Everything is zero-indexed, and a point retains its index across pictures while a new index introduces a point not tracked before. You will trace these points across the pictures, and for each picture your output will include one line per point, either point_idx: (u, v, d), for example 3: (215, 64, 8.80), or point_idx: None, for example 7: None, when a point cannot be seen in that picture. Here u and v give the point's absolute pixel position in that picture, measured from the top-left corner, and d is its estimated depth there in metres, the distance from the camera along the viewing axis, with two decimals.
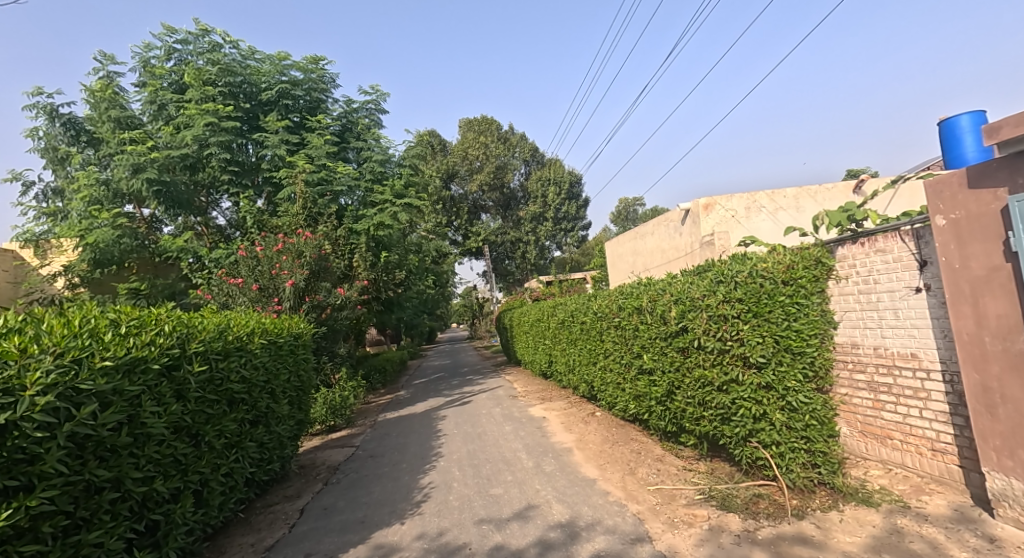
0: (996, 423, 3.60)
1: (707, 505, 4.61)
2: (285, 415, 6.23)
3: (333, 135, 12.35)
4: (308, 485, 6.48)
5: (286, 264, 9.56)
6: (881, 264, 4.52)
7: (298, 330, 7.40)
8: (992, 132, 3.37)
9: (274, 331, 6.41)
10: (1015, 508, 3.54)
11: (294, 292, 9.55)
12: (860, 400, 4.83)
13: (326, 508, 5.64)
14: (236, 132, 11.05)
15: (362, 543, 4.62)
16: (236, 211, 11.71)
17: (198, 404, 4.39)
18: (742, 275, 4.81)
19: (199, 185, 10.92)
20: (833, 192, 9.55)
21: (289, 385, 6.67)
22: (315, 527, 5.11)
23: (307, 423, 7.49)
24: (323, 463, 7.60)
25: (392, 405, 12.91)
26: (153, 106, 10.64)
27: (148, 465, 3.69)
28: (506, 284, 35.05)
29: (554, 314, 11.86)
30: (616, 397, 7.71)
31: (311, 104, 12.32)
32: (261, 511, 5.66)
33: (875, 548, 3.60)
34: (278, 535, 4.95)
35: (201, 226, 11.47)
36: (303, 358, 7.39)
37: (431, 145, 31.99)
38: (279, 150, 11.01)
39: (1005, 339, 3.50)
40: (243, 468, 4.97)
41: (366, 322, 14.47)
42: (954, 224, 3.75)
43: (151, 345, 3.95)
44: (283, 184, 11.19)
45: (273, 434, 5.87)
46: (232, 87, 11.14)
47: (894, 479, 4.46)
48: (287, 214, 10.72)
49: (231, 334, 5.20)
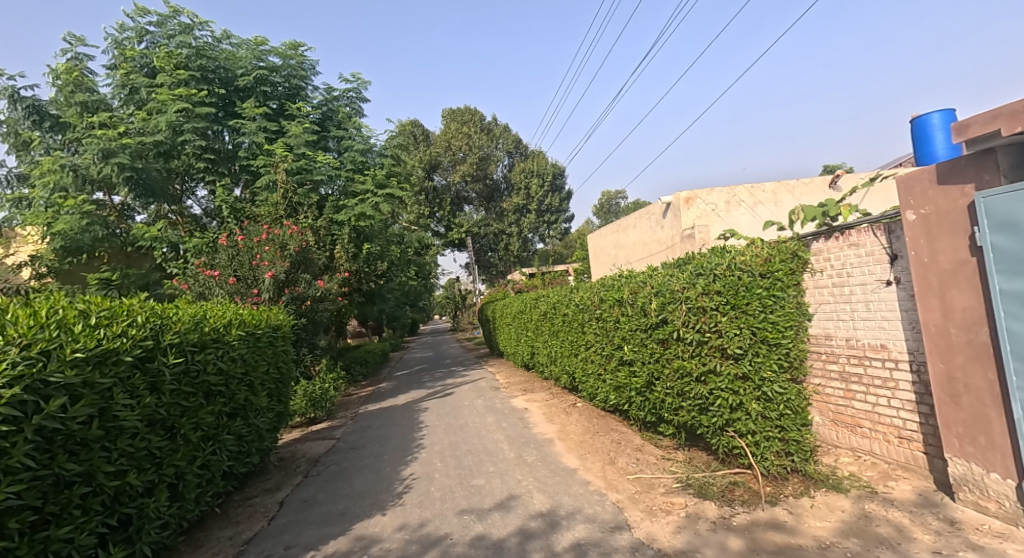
0: (959, 411, 3.73)
1: (685, 493, 4.72)
2: (263, 408, 6.18)
3: (313, 124, 12.18)
4: (288, 477, 6.46)
5: (266, 255, 9.46)
6: (854, 258, 4.64)
7: (277, 321, 7.32)
8: (961, 130, 3.45)
9: (252, 322, 6.32)
10: (974, 493, 3.68)
11: (274, 283, 9.41)
12: (832, 390, 4.99)
13: (305, 500, 5.62)
14: (212, 119, 10.80)
15: (342, 536, 4.62)
16: (211, 200, 11.51)
17: (172, 397, 4.33)
18: (721, 268, 4.89)
19: (173, 172, 10.61)
20: (811, 187, 9.71)
21: (268, 377, 6.60)
22: (294, 519, 5.10)
23: (287, 415, 7.43)
24: (302, 455, 7.56)
25: (374, 397, 12.88)
26: (124, 89, 10.43)
27: (121, 459, 3.64)
28: (490, 276, 35.47)
29: (537, 306, 11.90)
30: (597, 388, 7.79)
31: (291, 91, 12.13)
32: (239, 504, 5.62)
33: (843, 533, 3.72)
34: (256, 528, 4.92)
35: (175, 215, 11.29)
36: (282, 349, 7.32)
37: (413, 134, 31.55)
38: (257, 138, 10.87)
39: (969, 331, 3.62)
40: (220, 461, 4.93)
41: (347, 313, 14.39)
42: (924, 218, 3.85)
43: (122, 336, 3.87)
44: (262, 172, 11.06)
45: (251, 427, 5.82)
46: (206, 71, 10.88)
47: (862, 465, 4.61)
48: (267, 204, 10.52)
49: (208, 325, 5.12)
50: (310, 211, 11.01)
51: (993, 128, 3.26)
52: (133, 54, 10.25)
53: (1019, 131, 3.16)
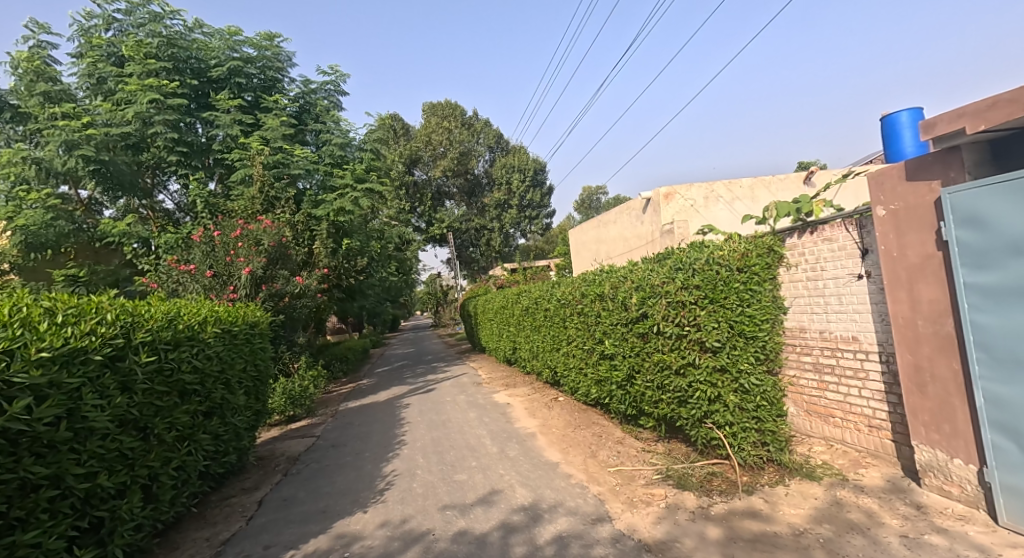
0: (925, 400, 3.86)
1: (665, 485, 4.81)
2: (240, 406, 6.12)
3: (290, 117, 12.00)
4: (267, 476, 6.41)
5: (242, 251, 9.30)
6: (828, 252, 4.76)
7: (254, 318, 7.23)
8: (928, 128, 3.56)
9: (228, 319, 6.24)
10: (938, 478, 3.82)
11: (250, 279, 9.28)
12: (807, 381, 5.13)
13: (285, 499, 5.59)
14: (184, 111, 10.57)
15: (323, 534, 4.62)
16: (184, 194, 11.31)
17: (145, 396, 4.26)
18: (700, 262, 4.96)
19: (143, 165, 10.40)
20: (787, 182, 9.88)
21: (245, 374, 6.52)
22: (274, 518, 5.07)
23: (265, 413, 7.37)
24: (282, 453, 7.51)
25: (355, 394, 12.82)
26: (91, 79, 10.18)
27: (91, 461, 3.59)
28: (471, 271, 35.44)
29: (518, 301, 11.94)
30: (578, 382, 7.87)
31: (267, 83, 11.96)
32: (216, 504, 5.56)
33: (816, 519, 3.83)
34: (234, 529, 4.88)
35: (146, 209, 11.08)
36: (260, 347, 7.24)
37: (393, 129, 31.31)
38: (231, 131, 10.66)
39: (935, 323, 3.74)
40: (196, 461, 4.88)
41: (327, 310, 14.26)
42: (894, 214, 3.97)
43: (91, 334, 3.81)
44: (237, 166, 10.88)
45: (228, 426, 5.76)
46: (177, 61, 10.64)
47: (834, 454, 4.75)
48: (242, 198, 10.37)
49: (182, 323, 5.04)
50: (287, 206, 10.95)
51: (958, 126, 3.37)
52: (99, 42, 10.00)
53: (983, 129, 3.26)
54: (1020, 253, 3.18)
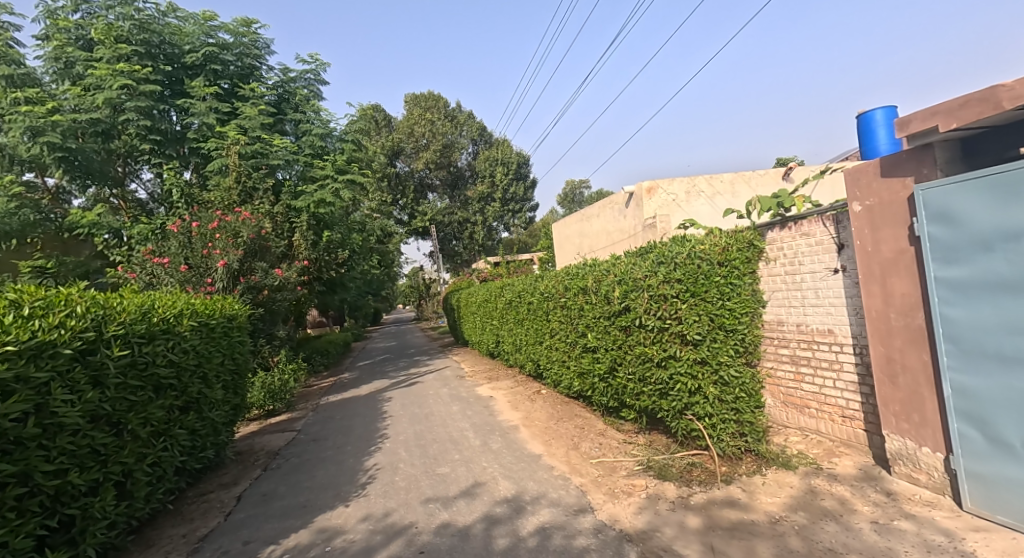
0: (896, 391, 3.97)
1: (645, 475, 4.89)
2: (218, 400, 6.04)
3: (269, 106, 11.81)
4: (246, 471, 6.37)
5: (219, 243, 9.16)
6: (806, 247, 4.86)
7: (232, 311, 7.13)
8: (902, 126, 3.64)
9: (204, 312, 6.15)
10: (907, 466, 3.94)
11: (227, 272, 9.14)
12: (784, 373, 5.26)
13: (265, 494, 5.56)
14: (157, 98, 10.31)
15: (303, 528, 4.61)
16: (158, 184, 11.11)
17: (118, 391, 4.20)
18: (682, 256, 5.02)
19: (114, 153, 10.23)
20: (766, 177, 10.02)
21: (223, 368, 6.45)
22: (253, 514, 5.04)
23: (244, 408, 7.30)
24: (262, 448, 7.46)
25: (337, 387, 12.76)
26: (58, 63, 9.88)
27: (61, 457, 3.54)
28: (454, 264, 35.38)
29: (502, 295, 11.96)
30: (561, 375, 7.93)
31: (243, 70, 11.71)
32: (193, 500, 5.51)
33: (791, 507, 3.94)
34: (212, 525, 4.84)
35: (118, 199, 10.99)
36: (238, 340, 7.15)
37: (375, 120, 30.98)
38: (207, 119, 10.44)
39: (907, 316, 3.85)
40: (172, 457, 4.82)
41: (307, 303, 14.13)
42: (869, 210, 4.06)
43: (60, 328, 3.74)
44: (213, 155, 10.68)
45: (205, 421, 5.70)
46: (150, 46, 10.38)
47: (809, 443, 4.88)
48: (218, 189, 10.18)
49: (157, 316, 4.96)
50: (265, 197, 10.79)
51: (931, 124, 3.45)
52: (66, 24, 9.76)
53: (955, 127, 3.36)
54: (988, 249, 3.28)
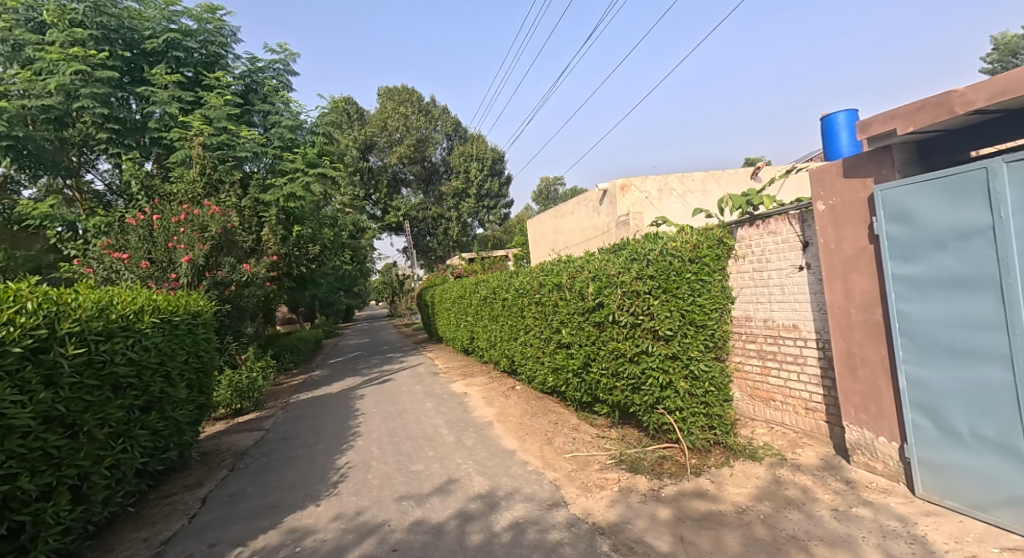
0: (856, 383, 4.13)
1: (618, 469, 4.97)
2: (182, 400, 5.91)
3: (235, 96, 11.55)
4: (212, 472, 6.25)
5: (184, 237, 8.89)
6: (773, 245, 5.00)
7: (196, 307, 6.97)
8: (863, 128, 3.77)
9: (167, 308, 5.99)
10: (865, 455, 4.11)
11: (192, 267, 8.88)
12: (751, 367, 5.41)
13: (232, 495, 5.47)
14: (115, 85, 10.01)
15: (272, 529, 4.55)
16: (115, 175, 10.77)
17: (74, 391, 4.08)
18: (654, 253, 5.09)
19: (68, 143, 9.92)
20: (736, 177, 10.24)
21: (187, 366, 6.31)
22: (219, 516, 4.96)
23: (209, 407, 7.15)
24: (229, 448, 7.32)
25: (308, 385, 12.60)
26: (6, 45, 9.51)
27: (11, 461, 3.44)
28: (428, 260, 35.22)
29: (476, 291, 11.97)
30: (535, 371, 7.99)
31: (208, 59, 11.41)
32: (155, 503, 5.39)
33: (757, 497, 4.07)
34: (176, 528, 4.74)
35: (72, 190, 10.61)
36: (203, 337, 7.00)
37: (347, 113, 30.51)
38: (169, 108, 10.16)
39: (866, 311, 4.00)
40: (132, 459, 4.70)
41: (277, 299, 13.90)
42: (832, 209, 4.20)
43: (9, 325, 3.62)
44: (176, 146, 10.39)
45: (168, 421, 5.57)
46: (107, 30, 10.02)
47: (774, 435, 5.04)
48: (182, 181, 9.80)
49: (115, 312, 4.82)
50: (231, 190, 10.60)
51: (891, 127, 3.58)
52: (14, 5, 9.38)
53: (913, 130, 3.49)
54: (942, 247, 3.43)
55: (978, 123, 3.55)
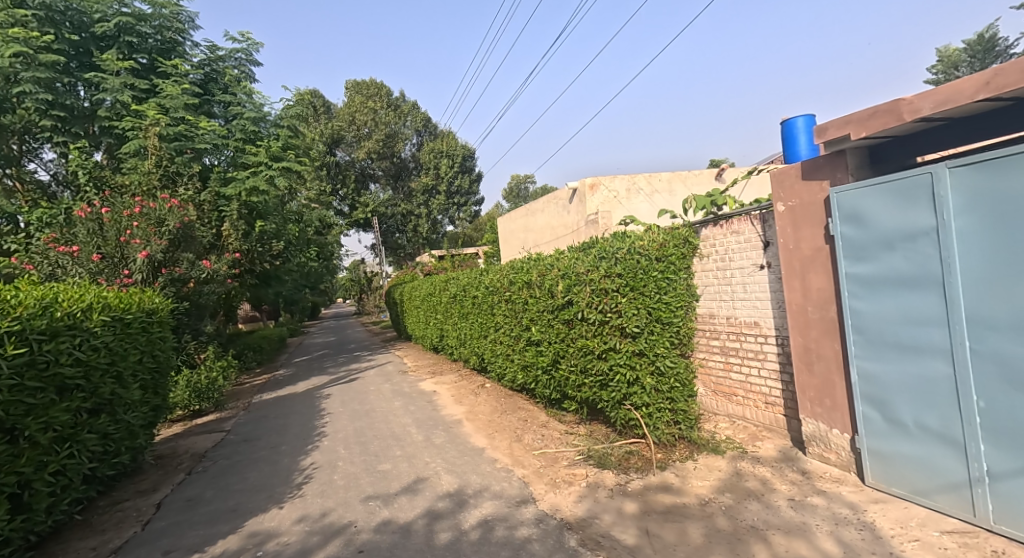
0: (812, 377, 4.30)
1: (586, 465, 5.05)
2: (136, 402, 5.71)
3: (193, 85, 11.24)
4: (167, 477, 6.08)
5: (138, 231, 8.55)
6: (736, 244, 5.14)
7: (151, 305, 6.75)
8: (820, 133, 3.92)
9: (119, 306, 5.79)
10: (820, 447, 4.28)
11: (147, 263, 8.61)
12: (714, 363, 5.57)
13: (189, 499, 5.34)
14: (61, 70, 9.59)
15: (233, 533, 4.46)
16: (61, 164, 10.33)
17: (13, 394, 3.92)
18: (622, 251, 5.17)
19: (9, 130, 9.49)
20: (701, 177, 10.47)
21: (141, 367, 6.10)
22: (176, 521, 4.82)
23: (165, 409, 6.93)
24: (186, 451, 7.12)
25: (271, 385, 12.35)
26: None
27: None
28: (397, 257, 34.86)
29: (446, 289, 11.92)
30: (505, 368, 8.02)
31: (164, 45, 11.03)
32: (105, 510, 5.21)
33: (719, 489, 4.19)
34: (128, 535, 4.60)
35: (13, 180, 10.14)
36: (158, 336, 6.78)
37: (313, 106, 29.87)
38: (121, 97, 9.81)
39: (822, 308, 4.16)
40: (79, 464, 4.54)
41: (239, 296, 13.56)
42: (791, 210, 4.35)
43: None
44: (128, 136, 9.99)
45: (120, 424, 5.38)
46: (52, 13, 9.59)
47: (736, 429, 5.20)
48: (136, 172, 9.45)
49: (60, 311, 4.64)
50: (190, 182, 10.16)
51: (846, 131, 3.72)
52: None
53: (865, 136, 3.65)
54: (891, 248, 3.60)
55: (925, 129, 3.71)
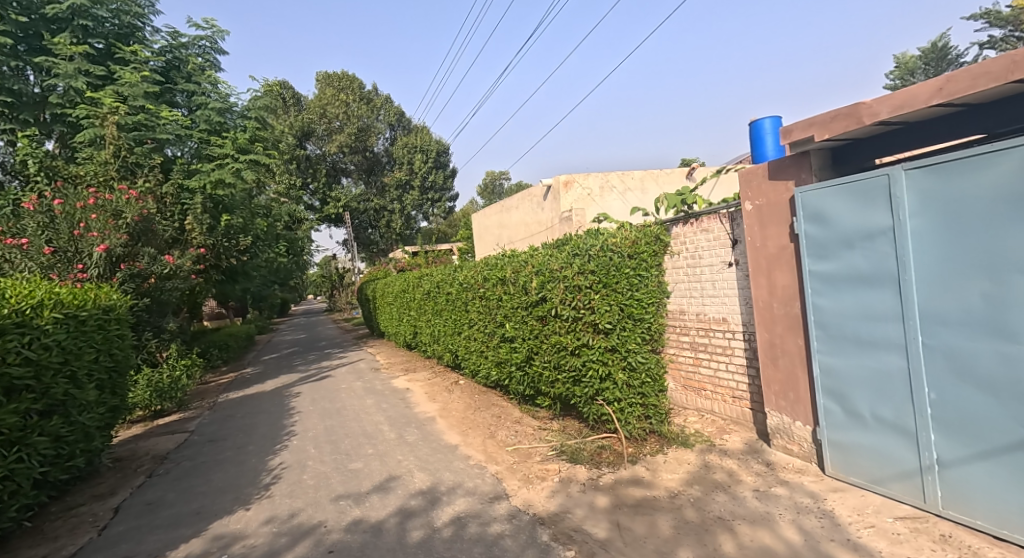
0: (776, 372, 4.42)
1: (558, 460, 5.10)
2: (91, 403, 5.53)
3: (155, 73, 10.90)
4: (125, 480, 5.91)
5: (95, 224, 8.27)
6: (705, 242, 5.25)
7: (108, 301, 6.54)
8: (786, 134, 4.02)
9: (72, 303, 5.59)
10: (784, 439, 4.41)
11: (105, 257, 8.32)
12: (684, 359, 5.69)
13: (150, 503, 5.20)
14: (9, 54, 9.16)
15: (197, 537, 4.36)
16: (9, 152, 9.87)
17: None
18: (595, 249, 5.23)
19: None
20: (673, 176, 10.65)
21: (97, 366, 5.90)
22: (135, 526, 4.70)
23: (123, 410, 6.72)
24: (146, 453, 6.94)
25: (238, 383, 12.11)
26: None
27: None
28: (369, 253, 34.48)
29: (419, 285, 11.86)
30: (479, 365, 8.03)
31: (122, 30, 10.62)
32: (58, 516, 5.04)
33: (687, 482, 4.29)
34: (82, 542, 4.45)
35: None
36: (116, 334, 6.57)
37: (283, 97, 29.26)
38: (74, 82, 9.39)
39: (787, 305, 4.28)
40: (29, 468, 4.37)
41: (204, 292, 13.23)
42: (758, 209, 4.46)
43: None
44: (82, 124, 9.59)
45: (75, 425, 5.20)
46: None
47: (704, 422, 5.33)
48: (91, 162, 9.13)
49: (8, 308, 4.47)
50: (151, 174, 9.89)
51: (810, 133, 3.83)
52: None
53: (828, 138, 3.76)
54: (852, 246, 3.72)
55: (884, 133, 3.84)
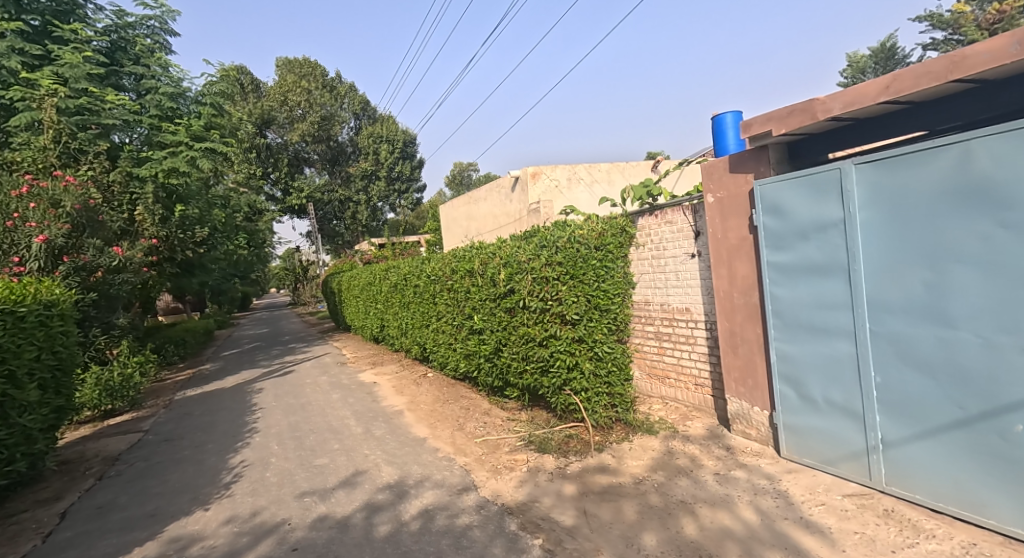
0: (736, 359, 4.56)
1: (527, 450, 5.15)
2: (33, 404, 5.29)
3: (98, 54, 10.40)
4: (74, 484, 5.70)
5: (32, 214, 7.87)
6: (669, 234, 5.35)
7: (50, 297, 6.25)
8: (745, 128, 4.13)
9: (10, 299, 5.33)
10: (743, 424, 4.56)
11: (46, 249, 7.85)
12: (649, 348, 5.81)
13: (101, 506, 5.04)
14: None
15: (152, 539, 4.25)
16: None
17: None
18: (562, 240, 5.28)
19: None
20: (638, 168, 10.80)
21: (39, 365, 5.65)
22: (84, 531, 4.54)
23: (69, 410, 6.45)
24: (96, 455, 6.69)
25: (196, 380, 11.77)
26: None
27: None
28: (334, 245, 33.87)
29: (386, 277, 11.73)
30: (447, 357, 8.02)
31: (62, 7, 10.08)
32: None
33: (651, 468, 4.39)
34: (26, 549, 4.28)
35: None
36: (60, 331, 6.29)
37: (241, 84, 28.37)
38: (9, 63, 8.87)
39: (746, 295, 4.42)
40: None
41: (158, 287, 12.74)
42: (720, 201, 4.58)
43: None
44: (16, 107, 9.04)
45: (14, 428, 4.98)
46: None
47: (668, 410, 5.46)
48: (27, 148, 8.62)
49: None
50: (96, 160, 9.47)
51: (768, 127, 3.94)
52: None
53: (785, 132, 3.88)
54: (806, 238, 3.85)
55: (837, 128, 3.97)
